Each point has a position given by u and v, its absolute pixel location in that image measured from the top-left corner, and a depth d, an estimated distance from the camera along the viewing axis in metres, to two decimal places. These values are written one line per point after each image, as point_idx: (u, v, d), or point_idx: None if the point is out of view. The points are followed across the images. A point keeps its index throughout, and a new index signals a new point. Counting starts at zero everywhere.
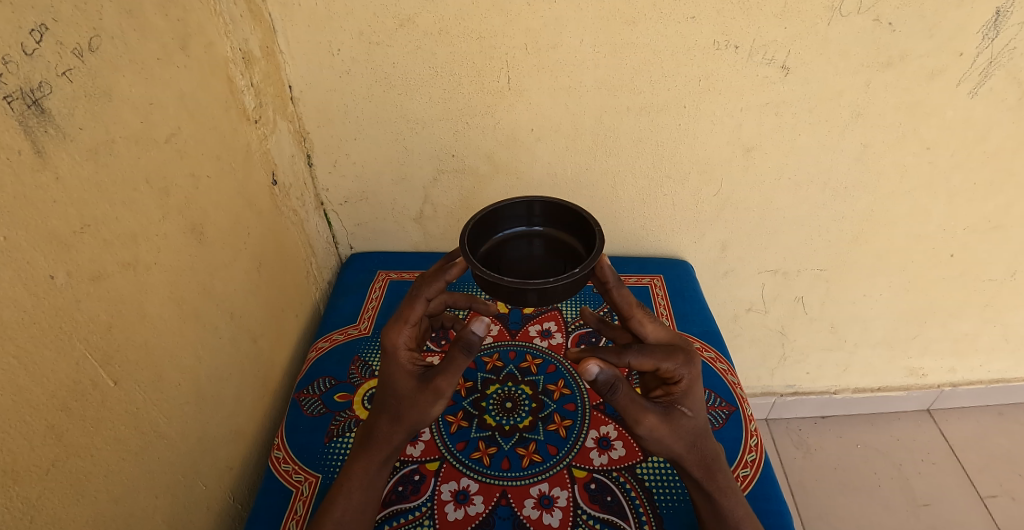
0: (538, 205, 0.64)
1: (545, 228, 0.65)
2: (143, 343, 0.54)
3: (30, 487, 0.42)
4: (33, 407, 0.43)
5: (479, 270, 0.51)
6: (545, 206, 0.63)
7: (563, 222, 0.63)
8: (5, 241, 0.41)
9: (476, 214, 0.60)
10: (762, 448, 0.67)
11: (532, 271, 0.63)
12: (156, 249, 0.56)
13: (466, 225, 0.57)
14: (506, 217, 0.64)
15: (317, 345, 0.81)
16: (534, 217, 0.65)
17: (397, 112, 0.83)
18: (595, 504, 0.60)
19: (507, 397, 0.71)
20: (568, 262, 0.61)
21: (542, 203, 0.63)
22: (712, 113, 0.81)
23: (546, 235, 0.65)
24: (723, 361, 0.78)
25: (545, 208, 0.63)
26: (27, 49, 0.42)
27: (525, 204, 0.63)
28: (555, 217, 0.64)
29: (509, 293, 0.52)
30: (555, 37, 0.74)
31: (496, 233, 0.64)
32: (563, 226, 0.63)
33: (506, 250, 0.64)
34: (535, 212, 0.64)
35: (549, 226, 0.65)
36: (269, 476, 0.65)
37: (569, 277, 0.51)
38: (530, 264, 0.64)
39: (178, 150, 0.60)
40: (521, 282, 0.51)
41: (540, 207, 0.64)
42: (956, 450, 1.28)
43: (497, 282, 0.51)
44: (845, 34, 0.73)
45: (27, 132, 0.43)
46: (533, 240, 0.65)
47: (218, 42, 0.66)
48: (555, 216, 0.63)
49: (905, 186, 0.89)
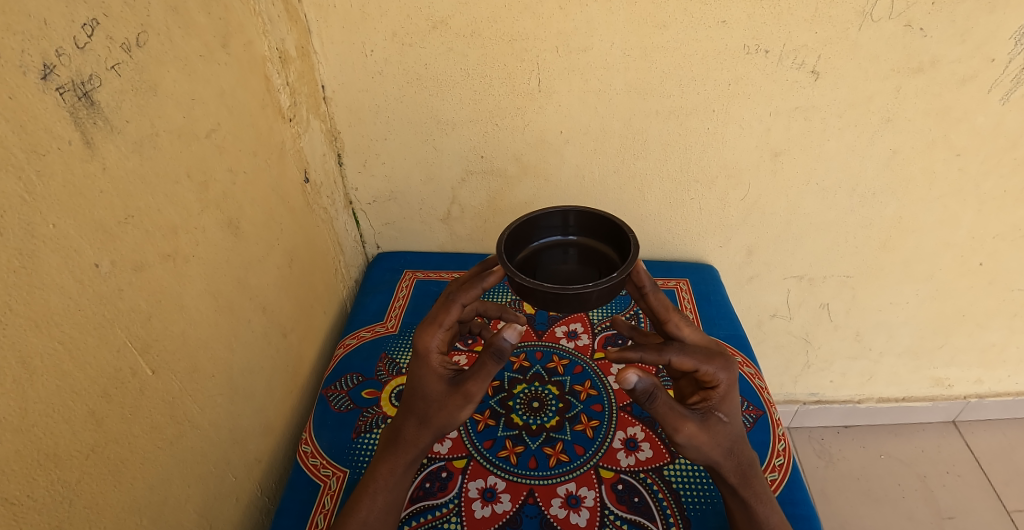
0: (574, 215, 0.64)
1: (580, 238, 0.65)
2: (180, 333, 0.55)
3: (70, 472, 0.43)
4: (76, 393, 0.44)
5: (516, 275, 0.52)
6: (580, 216, 0.64)
7: (597, 232, 0.64)
8: (54, 229, 0.42)
9: (513, 223, 0.61)
10: (791, 452, 0.66)
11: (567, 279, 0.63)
12: (195, 242, 0.57)
13: (503, 233, 0.58)
14: (542, 227, 0.64)
15: (345, 342, 0.82)
16: (569, 227, 0.65)
17: (427, 112, 0.84)
18: (622, 504, 0.60)
19: (535, 396, 0.71)
20: (603, 271, 0.61)
21: (577, 213, 0.64)
22: (740, 117, 0.81)
23: (581, 245, 0.65)
24: (751, 365, 0.77)
25: (580, 218, 0.64)
26: (79, 43, 0.44)
27: (560, 215, 0.64)
28: (590, 227, 0.64)
29: (545, 299, 0.53)
30: (586, 40, 0.75)
31: (531, 242, 0.65)
32: (598, 236, 0.64)
33: (541, 259, 0.64)
34: (571, 222, 0.65)
35: (584, 236, 0.65)
36: (297, 470, 0.65)
37: (606, 283, 0.51)
38: (566, 271, 0.63)
39: (217, 145, 0.61)
40: (558, 288, 0.51)
41: (576, 217, 0.64)
42: (982, 463, 1.26)
43: (535, 287, 0.51)
44: (875, 40, 0.73)
45: (78, 124, 0.44)
46: (568, 249, 0.65)
47: (256, 41, 0.67)
48: (590, 226, 0.64)
49: (934, 193, 0.88)
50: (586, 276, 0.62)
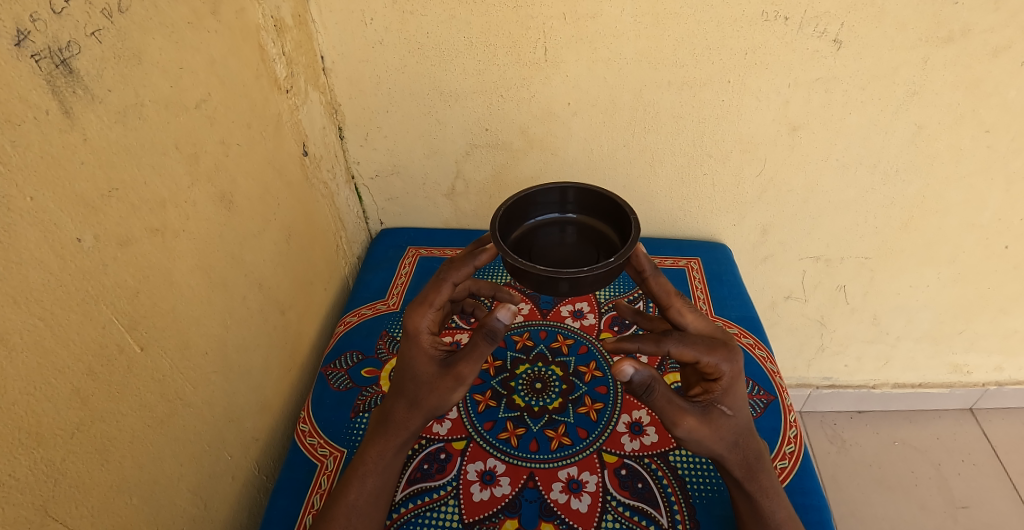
0: (573, 192, 0.61)
1: (579, 215, 0.63)
2: (170, 311, 0.54)
3: (53, 451, 0.42)
4: (58, 370, 0.42)
5: (510, 256, 0.49)
6: (580, 193, 0.61)
7: (597, 210, 0.61)
8: (31, 202, 0.40)
9: (508, 199, 0.58)
10: (802, 439, 0.64)
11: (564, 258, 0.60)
12: (185, 216, 0.55)
13: (497, 210, 0.55)
14: (539, 203, 0.62)
15: (345, 320, 0.80)
16: (568, 204, 0.62)
17: (430, 84, 0.80)
18: (625, 490, 0.58)
19: (537, 377, 0.69)
20: (601, 252, 0.59)
21: (576, 189, 0.61)
22: (757, 89, 0.77)
23: (580, 223, 0.62)
24: (762, 348, 0.74)
25: (580, 194, 0.61)
26: (55, 8, 0.41)
27: (559, 191, 0.61)
28: (590, 205, 0.61)
29: (538, 281, 0.50)
30: (595, 7, 0.71)
31: (528, 219, 0.62)
32: (598, 215, 0.61)
33: (537, 237, 0.62)
34: (569, 199, 0.62)
35: (583, 213, 0.62)
36: (294, 449, 0.64)
37: (602, 267, 0.49)
38: (563, 250, 0.60)
39: (208, 116, 0.58)
40: (552, 272, 0.49)
41: (575, 193, 0.61)
42: (998, 451, 1.22)
43: (528, 269, 0.48)
44: (903, 6, 0.68)
45: (55, 92, 0.42)
46: (566, 228, 0.62)
47: (249, 8, 0.65)
48: (589, 203, 0.61)
49: (960, 171, 0.84)
50: (584, 255, 0.60)
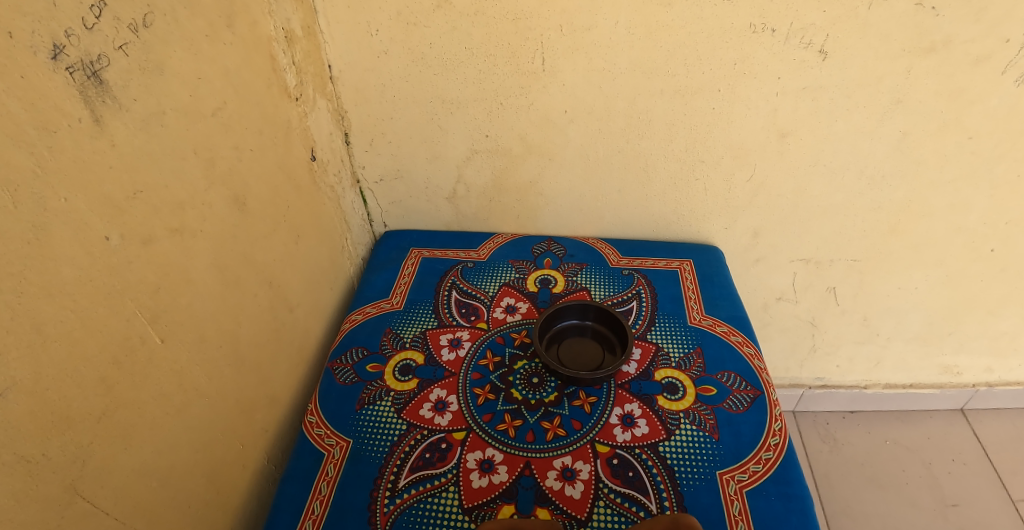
0: (592, 308, 0.76)
1: (596, 324, 0.77)
2: (187, 306, 0.57)
3: (82, 434, 0.46)
4: (87, 358, 0.46)
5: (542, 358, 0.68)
6: (598, 311, 0.76)
7: (610, 321, 0.76)
8: (64, 203, 0.43)
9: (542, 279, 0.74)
10: (786, 432, 0.66)
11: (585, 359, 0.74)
12: (202, 217, 0.59)
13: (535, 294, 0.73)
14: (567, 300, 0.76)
15: (351, 318, 0.82)
16: (587, 316, 0.77)
17: (433, 92, 0.84)
18: (616, 478, 0.61)
19: (534, 372, 0.72)
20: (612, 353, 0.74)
21: (596, 308, 0.76)
22: (746, 97, 0.80)
23: (596, 330, 0.77)
24: (750, 345, 0.76)
25: (598, 312, 0.76)
26: (87, 24, 0.45)
27: (580, 307, 0.77)
28: (606, 320, 0.76)
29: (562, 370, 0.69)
30: (590, 19, 0.74)
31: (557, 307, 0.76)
32: (612, 329, 0.76)
33: (563, 337, 0.77)
34: (588, 315, 0.77)
35: (600, 322, 0.77)
36: (302, 439, 0.67)
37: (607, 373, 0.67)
38: (584, 350, 0.75)
39: (223, 123, 0.62)
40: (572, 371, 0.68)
41: (593, 310, 0.77)
42: (989, 451, 1.25)
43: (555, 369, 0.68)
44: (885, 19, 0.72)
45: (87, 102, 0.45)
46: (585, 332, 0.77)
47: (262, 21, 0.68)
48: (605, 321, 0.76)
49: (945, 176, 0.87)
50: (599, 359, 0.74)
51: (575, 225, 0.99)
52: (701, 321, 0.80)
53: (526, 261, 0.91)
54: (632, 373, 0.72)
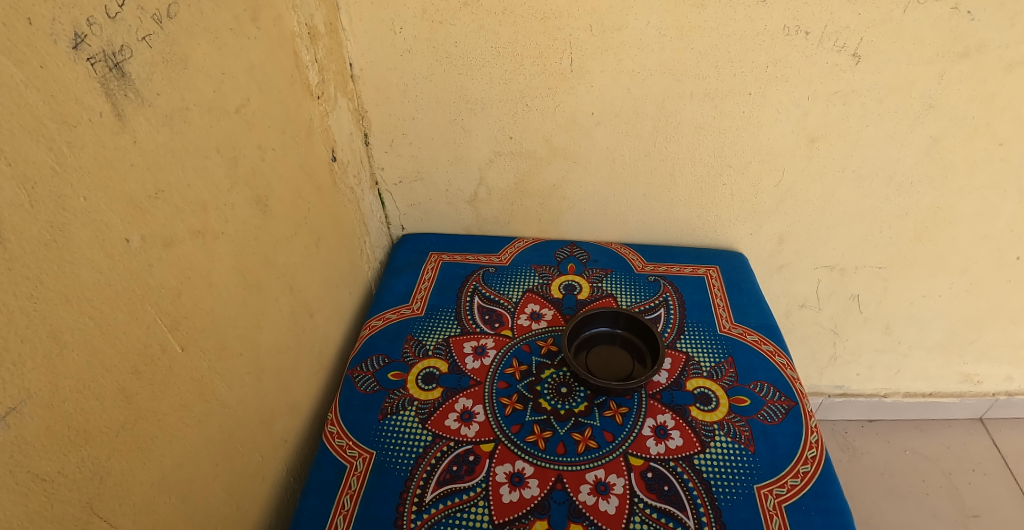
0: (623, 316, 0.74)
1: (626, 333, 0.75)
2: (209, 311, 0.55)
3: (100, 448, 0.43)
4: (107, 368, 0.43)
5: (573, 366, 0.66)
6: (629, 320, 0.74)
7: (641, 330, 0.74)
8: (85, 202, 0.41)
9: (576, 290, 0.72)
10: (823, 445, 0.64)
11: (614, 368, 0.72)
12: (224, 218, 0.56)
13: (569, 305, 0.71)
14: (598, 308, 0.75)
15: (370, 324, 0.80)
16: (618, 324, 0.75)
17: (456, 92, 0.82)
18: (652, 493, 0.59)
19: (562, 382, 0.70)
20: (643, 363, 0.72)
21: (627, 317, 0.74)
22: (777, 101, 0.78)
23: (627, 339, 0.75)
24: (782, 355, 0.74)
25: (629, 320, 0.74)
26: (110, 13, 0.42)
27: (612, 315, 0.75)
28: (637, 329, 0.74)
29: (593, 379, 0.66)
30: (620, 19, 0.72)
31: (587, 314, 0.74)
32: (643, 338, 0.74)
33: (592, 345, 0.74)
34: (619, 323, 0.75)
35: (630, 331, 0.75)
36: (323, 450, 0.65)
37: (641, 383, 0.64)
38: (613, 359, 0.73)
39: (247, 121, 0.60)
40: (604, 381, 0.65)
41: (624, 319, 0.75)
42: (1008, 461, 1.23)
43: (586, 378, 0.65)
44: (921, 22, 0.70)
45: (109, 95, 0.42)
46: (615, 340, 0.75)
47: (286, 16, 0.66)
48: (636, 330, 0.74)
49: (974, 183, 0.85)
50: (629, 368, 0.72)
51: (598, 230, 0.97)
52: (730, 329, 0.78)
53: (549, 266, 0.89)
54: (664, 383, 0.70)
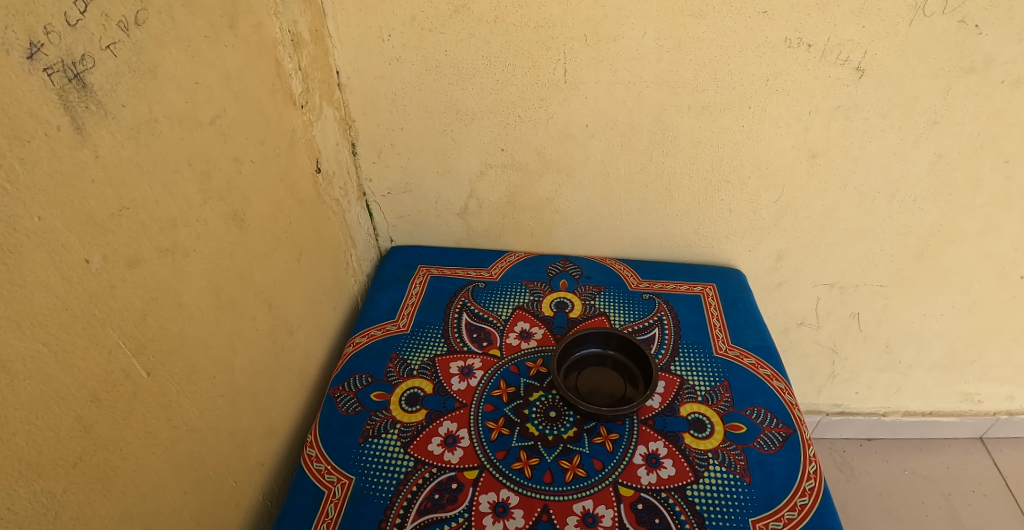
0: (615, 338, 0.72)
1: (618, 354, 0.72)
2: (178, 333, 0.52)
3: (55, 482, 0.40)
4: (62, 398, 0.41)
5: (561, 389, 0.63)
6: (620, 341, 0.72)
7: (633, 352, 0.71)
8: (39, 222, 0.38)
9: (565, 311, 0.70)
10: (821, 476, 0.62)
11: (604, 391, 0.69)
12: (195, 235, 0.54)
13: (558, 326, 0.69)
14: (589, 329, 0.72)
15: (354, 341, 0.77)
16: (609, 346, 0.73)
17: (447, 102, 0.79)
18: (642, 526, 0.56)
19: (551, 405, 0.67)
20: (635, 385, 0.69)
21: (618, 338, 0.72)
22: (777, 115, 0.76)
23: (618, 361, 0.72)
24: (780, 379, 0.72)
25: (621, 342, 0.72)
26: (70, 20, 0.39)
27: (603, 336, 0.72)
28: (629, 351, 0.71)
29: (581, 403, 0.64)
30: (616, 29, 0.70)
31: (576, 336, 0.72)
32: (635, 360, 0.71)
33: (582, 367, 0.72)
34: (610, 345, 0.73)
35: (622, 353, 0.72)
36: (300, 475, 0.62)
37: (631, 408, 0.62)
38: (604, 382, 0.70)
39: (222, 132, 0.57)
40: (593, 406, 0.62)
41: (615, 340, 0.72)
42: (1009, 482, 1.21)
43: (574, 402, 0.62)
44: (927, 36, 0.68)
45: (67, 108, 0.40)
46: (605, 362, 0.72)
47: (267, 23, 0.63)
48: (628, 351, 0.72)
49: (978, 201, 0.83)
50: (620, 391, 0.69)
51: (591, 245, 0.94)
52: (726, 352, 0.75)
53: (540, 283, 0.86)
54: (656, 407, 0.67)
